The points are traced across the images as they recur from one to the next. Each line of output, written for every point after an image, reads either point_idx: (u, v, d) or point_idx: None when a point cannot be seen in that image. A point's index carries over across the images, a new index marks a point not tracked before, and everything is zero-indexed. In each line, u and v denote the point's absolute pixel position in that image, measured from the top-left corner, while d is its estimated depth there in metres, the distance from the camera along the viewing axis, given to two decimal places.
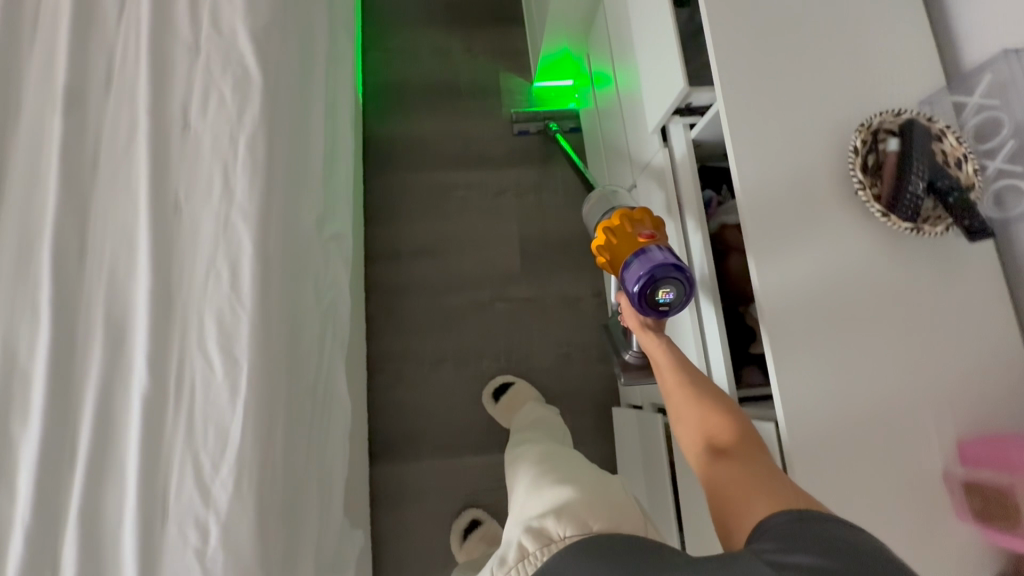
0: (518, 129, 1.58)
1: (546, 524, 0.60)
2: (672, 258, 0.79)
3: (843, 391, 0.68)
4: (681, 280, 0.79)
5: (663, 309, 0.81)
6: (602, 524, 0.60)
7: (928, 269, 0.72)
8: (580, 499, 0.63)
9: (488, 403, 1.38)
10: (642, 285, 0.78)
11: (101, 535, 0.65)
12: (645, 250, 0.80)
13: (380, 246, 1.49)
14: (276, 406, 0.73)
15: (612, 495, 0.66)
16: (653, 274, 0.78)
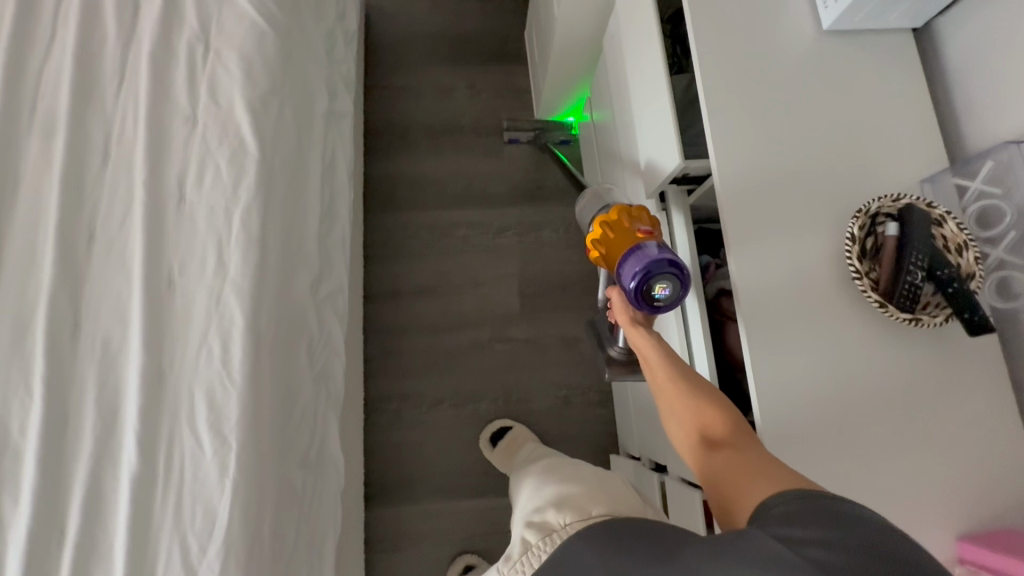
0: (509, 138, 1.59)
1: (548, 517, 0.64)
2: (670, 253, 0.70)
3: (837, 484, 0.67)
4: (680, 274, 0.70)
5: (659, 305, 0.72)
6: (600, 511, 0.64)
7: (926, 356, 0.71)
8: (578, 496, 0.68)
9: (485, 447, 1.38)
10: (638, 282, 0.69)
11: None
12: (640, 245, 0.71)
13: (379, 285, 1.49)
14: (264, 484, 0.73)
15: (608, 490, 0.71)
16: (649, 270, 0.69)
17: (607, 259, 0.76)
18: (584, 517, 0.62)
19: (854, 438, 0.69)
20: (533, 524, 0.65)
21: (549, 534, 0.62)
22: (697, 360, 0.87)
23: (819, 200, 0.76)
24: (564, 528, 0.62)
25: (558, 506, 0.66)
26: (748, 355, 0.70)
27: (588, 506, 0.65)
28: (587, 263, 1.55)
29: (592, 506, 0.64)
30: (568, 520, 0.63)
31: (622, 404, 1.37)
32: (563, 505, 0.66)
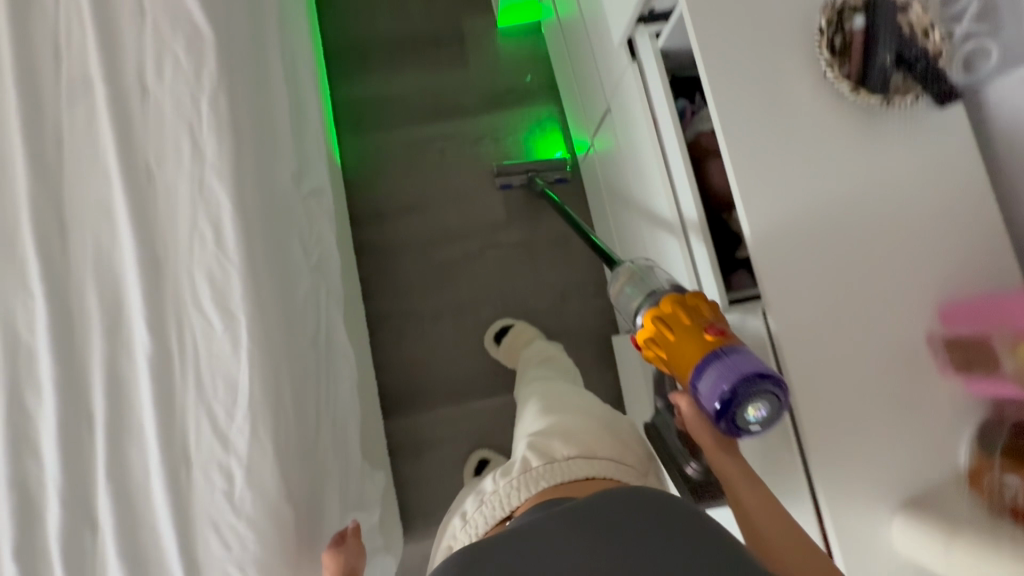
0: (501, 182, 1.49)
1: (551, 444, 0.73)
2: (756, 364, 0.64)
3: (822, 272, 0.70)
4: (778, 387, 0.64)
5: (752, 432, 0.67)
6: (602, 454, 0.73)
7: (907, 143, 0.72)
8: (585, 432, 0.76)
9: (490, 346, 1.42)
10: (727, 402, 0.63)
11: (132, 490, 0.69)
12: (720, 354, 0.66)
13: (363, 208, 1.48)
14: (279, 357, 0.75)
15: (612, 431, 0.79)
16: (740, 389, 0.63)
17: (674, 366, 0.70)
18: (586, 456, 0.71)
19: (839, 231, 0.71)
20: (536, 446, 0.73)
21: (550, 462, 0.70)
22: (682, 205, 0.92)
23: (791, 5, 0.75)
24: (566, 460, 0.70)
25: (563, 437, 0.74)
26: (727, 163, 0.72)
27: (591, 447, 0.73)
28: (567, 161, 1.55)
29: (597, 449, 0.74)
30: (571, 454, 0.71)
31: (619, 288, 1.39)
32: (568, 438, 0.74)
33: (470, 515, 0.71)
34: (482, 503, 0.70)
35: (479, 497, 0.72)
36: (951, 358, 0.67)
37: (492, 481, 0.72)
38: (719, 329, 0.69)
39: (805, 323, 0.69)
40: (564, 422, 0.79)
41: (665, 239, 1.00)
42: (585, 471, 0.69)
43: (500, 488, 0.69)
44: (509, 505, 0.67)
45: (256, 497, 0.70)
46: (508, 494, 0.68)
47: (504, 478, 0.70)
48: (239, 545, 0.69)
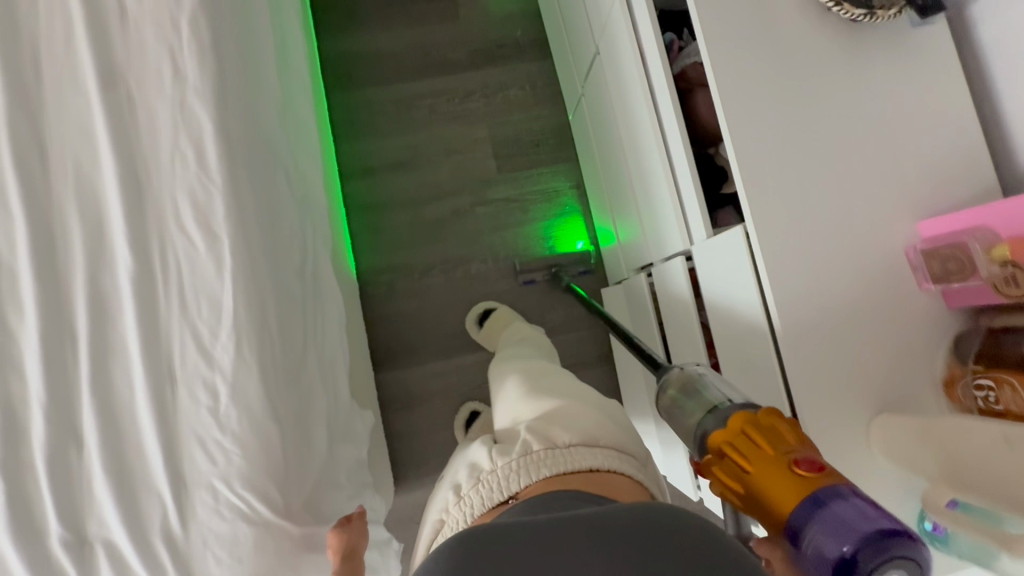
0: (524, 280, 1.45)
1: (552, 430, 0.71)
2: (875, 510, 0.46)
3: (805, 188, 0.70)
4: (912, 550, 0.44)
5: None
6: (604, 442, 0.70)
7: (889, 61, 0.72)
8: (586, 418, 0.73)
9: (472, 329, 1.39)
10: (840, 555, 0.44)
11: (116, 408, 0.69)
12: (826, 504, 0.47)
13: (352, 163, 1.47)
14: (263, 279, 0.75)
15: (613, 421, 0.76)
16: (867, 557, 0.44)
17: (754, 505, 0.52)
18: (588, 444, 0.69)
19: (822, 149, 0.71)
20: (537, 429, 0.71)
21: (553, 447, 0.68)
22: (667, 133, 0.90)
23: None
24: (567, 447, 0.68)
25: (563, 424, 0.72)
26: (710, 76, 0.72)
27: (594, 436, 0.71)
28: (558, 118, 1.55)
29: (599, 436, 0.71)
30: (574, 441, 0.69)
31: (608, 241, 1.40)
32: (568, 424, 0.72)
33: (465, 494, 0.67)
34: (478, 482, 0.67)
35: (475, 475, 0.68)
36: (929, 268, 0.67)
37: (489, 460, 0.69)
38: (817, 468, 0.50)
39: (788, 237, 0.69)
40: (562, 404, 0.76)
41: (651, 177, 0.98)
42: (588, 461, 0.67)
43: (500, 469, 0.67)
44: (508, 488, 0.65)
45: (242, 414, 0.70)
46: (508, 478, 0.65)
47: (502, 458, 0.68)
48: (225, 461, 0.69)
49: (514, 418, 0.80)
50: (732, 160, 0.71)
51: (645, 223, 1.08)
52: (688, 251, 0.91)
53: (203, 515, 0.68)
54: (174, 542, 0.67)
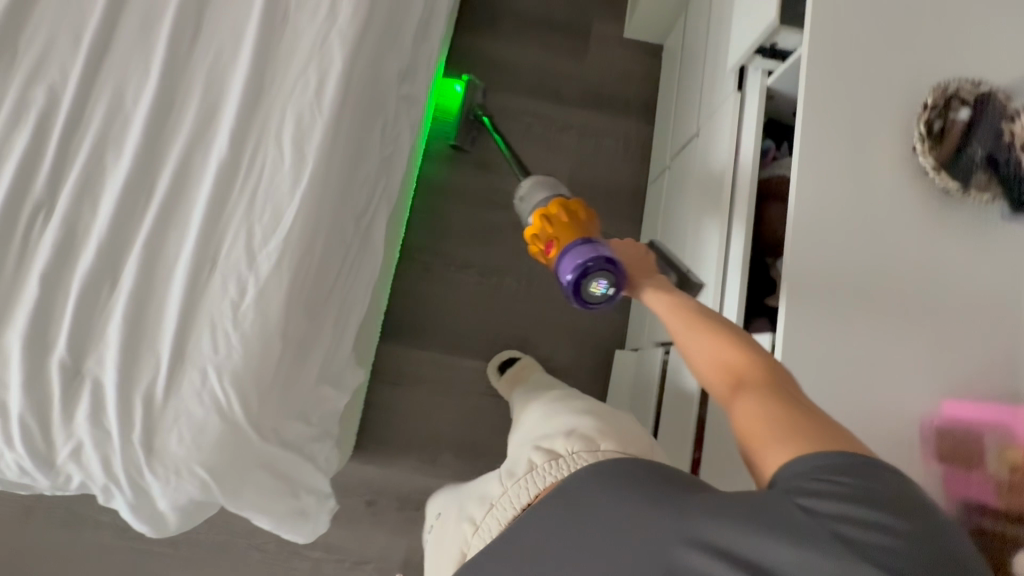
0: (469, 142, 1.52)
1: (555, 445, 0.73)
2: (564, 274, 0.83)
3: (845, 327, 0.71)
4: (615, 265, 0.81)
5: (597, 300, 0.84)
6: (607, 445, 0.71)
7: (966, 240, 0.74)
8: (590, 427, 0.75)
9: (493, 375, 1.37)
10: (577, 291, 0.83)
11: (156, 267, 0.74)
12: (580, 242, 0.84)
13: (438, 147, 1.56)
14: (324, 210, 0.80)
15: (618, 425, 0.78)
16: (588, 265, 0.80)
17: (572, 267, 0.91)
18: (590, 449, 0.71)
19: (874, 297, 0.72)
20: (541, 448, 0.74)
21: (555, 459, 0.70)
22: (733, 237, 0.94)
23: (906, 75, 0.78)
24: (570, 455, 0.70)
25: (567, 435, 0.74)
26: (791, 199, 0.73)
27: (595, 439, 0.72)
28: (637, 180, 1.60)
29: (601, 440, 0.72)
30: (576, 449, 0.71)
31: (655, 195, 1.48)
32: (570, 435, 0.74)
33: (479, 523, 0.73)
34: (492, 506, 0.72)
35: (488, 502, 0.74)
36: (938, 446, 0.68)
37: (499, 486, 0.74)
38: (588, 229, 0.89)
39: (814, 366, 0.69)
40: (566, 420, 0.79)
41: (704, 263, 1.02)
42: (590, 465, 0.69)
43: (508, 491, 0.71)
44: (519, 505, 0.69)
45: (258, 317, 0.74)
46: (517, 495, 0.69)
47: (512, 480, 0.72)
48: (226, 352, 0.73)
49: (524, 436, 0.84)
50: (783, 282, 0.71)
51: (699, 154, 1.16)
52: None
53: (185, 393, 0.71)
54: (151, 405, 0.71)
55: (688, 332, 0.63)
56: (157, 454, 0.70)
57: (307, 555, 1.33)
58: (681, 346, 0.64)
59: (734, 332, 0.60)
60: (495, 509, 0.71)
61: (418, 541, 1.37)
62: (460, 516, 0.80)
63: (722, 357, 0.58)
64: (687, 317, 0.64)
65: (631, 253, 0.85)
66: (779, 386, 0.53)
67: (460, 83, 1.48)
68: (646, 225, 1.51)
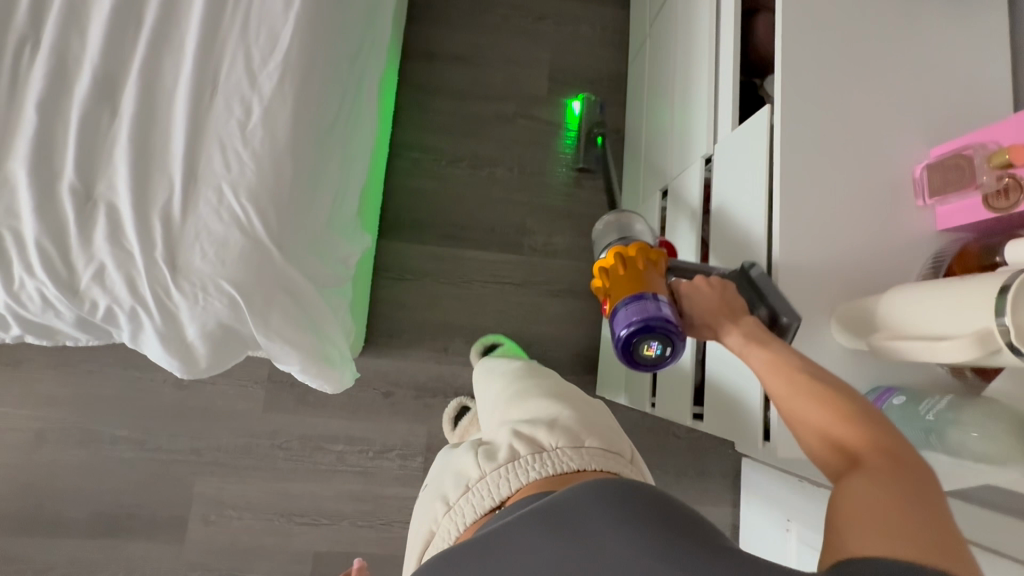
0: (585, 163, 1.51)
1: (537, 434, 0.66)
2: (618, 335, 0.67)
3: (828, 98, 0.76)
4: (671, 328, 0.65)
5: (649, 366, 0.69)
6: (591, 443, 0.65)
7: (936, 12, 0.80)
8: (573, 421, 0.68)
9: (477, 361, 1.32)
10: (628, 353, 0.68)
11: (156, 93, 0.73)
12: (630, 297, 0.69)
13: (416, 45, 1.53)
14: (319, 37, 0.80)
15: (598, 418, 0.72)
16: (633, 329, 0.66)
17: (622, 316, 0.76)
18: (574, 445, 0.64)
19: (853, 69, 0.78)
20: (521, 434, 0.66)
21: (539, 452, 0.63)
22: (720, 54, 0.96)
23: None
24: (554, 449, 0.63)
25: (549, 425, 0.67)
26: None
27: (580, 434, 0.66)
28: (617, 65, 1.60)
29: (586, 435, 0.66)
30: (559, 443, 0.64)
31: (636, 71, 1.49)
32: (552, 425, 0.67)
33: (454, 503, 0.63)
34: (467, 489, 0.63)
35: (464, 482, 0.64)
36: (928, 186, 0.74)
37: (475, 466, 0.64)
38: (649, 280, 0.71)
39: (806, 131, 0.75)
40: (547, 409, 0.72)
41: (693, 96, 1.04)
42: (575, 463, 0.62)
43: (487, 476, 0.62)
44: (498, 495, 0.61)
45: (266, 136, 0.74)
46: (495, 484, 0.61)
47: (490, 465, 0.63)
48: (238, 170, 0.73)
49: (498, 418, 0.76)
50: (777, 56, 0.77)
51: (678, 4, 1.18)
52: (709, 153, 0.97)
53: (203, 211, 0.71)
54: (170, 223, 0.71)
55: (794, 397, 0.55)
56: (182, 270, 0.71)
57: (330, 449, 1.36)
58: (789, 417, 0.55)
59: (842, 391, 0.53)
60: (470, 495, 0.62)
61: (437, 426, 1.40)
62: (433, 489, 0.69)
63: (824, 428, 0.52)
64: (791, 371, 0.57)
65: (713, 286, 0.69)
66: (906, 474, 0.44)
67: (575, 101, 1.56)
68: (630, 104, 1.53)
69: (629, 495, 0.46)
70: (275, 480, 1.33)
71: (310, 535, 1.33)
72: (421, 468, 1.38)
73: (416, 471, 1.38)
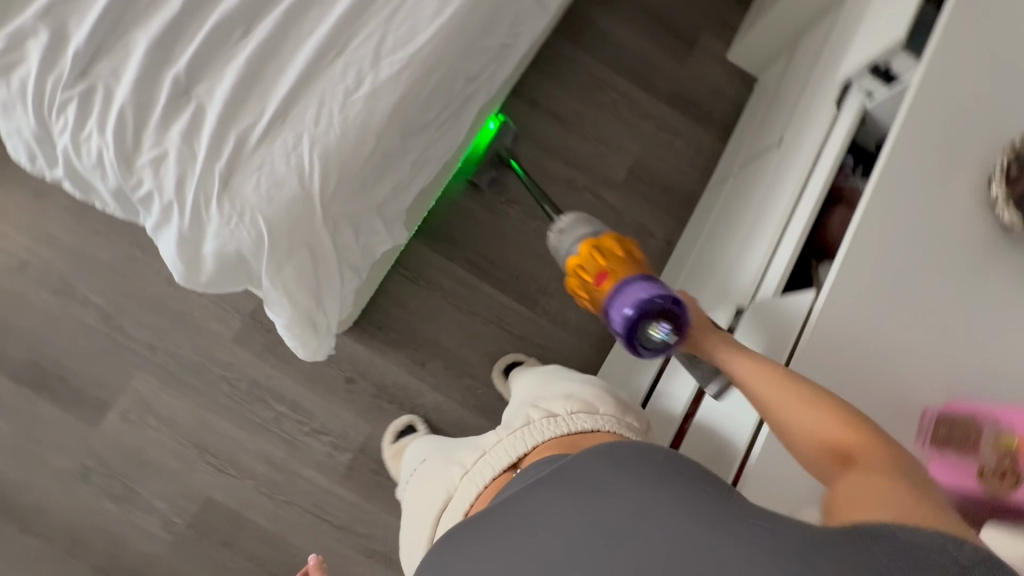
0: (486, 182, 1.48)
1: (552, 405, 0.78)
2: (624, 310, 0.78)
3: (870, 313, 0.78)
4: (682, 310, 0.77)
5: (654, 347, 0.79)
6: (602, 411, 0.77)
7: (996, 282, 0.83)
8: (586, 393, 0.80)
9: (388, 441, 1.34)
10: (631, 331, 0.78)
11: (289, 34, 0.77)
12: (637, 280, 0.80)
13: (526, 88, 1.61)
14: (449, 50, 0.85)
15: (610, 391, 0.84)
16: (649, 304, 0.76)
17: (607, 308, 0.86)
18: (586, 411, 0.76)
19: (902, 297, 0.79)
20: (538, 407, 0.78)
21: (551, 417, 0.75)
22: (790, 225, 0.99)
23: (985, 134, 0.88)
24: (568, 414, 0.75)
25: (565, 397, 0.79)
26: (870, 188, 0.81)
27: (592, 403, 0.78)
28: (693, 186, 1.66)
29: (597, 403, 0.78)
30: (573, 409, 0.76)
31: (709, 200, 1.54)
32: (567, 397, 0.79)
33: (472, 466, 0.75)
34: (485, 456, 0.74)
35: (480, 451, 0.76)
36: (933, 432, 0.74)
37: (493, 435, 0.76)
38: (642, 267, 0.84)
39: (838, 334, 0.77)
40: (562, 385, 0.84)
41: (751, 249, 1.07)
42: (585, 423, 0.74)
43: (504, 441, 0.74)
44: (514, 454, 0.72)
45: (363, 111, 0.78)
46: (513, 445, 0.73)
47: (508, 433, 0.75)
48: (324, 129, 0.76)
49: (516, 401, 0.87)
50: (841, 254, 0.79)
51: (771, 161, 1.23)
52: (742, 306, 0.98)
53: (276, 149, 0.75)
54: (244, 144, 0.74)
55: (787, 404, 0.64)
56: (231, 191, 0.74)
57: (272, 406, 1.33)
58: (778, 416, 0.64)
59: (822, 396, 0.62)
60: (488, 459, 0.73)
61: (380, 433, 1.37)
62: (448, 463, 0.80)
63: (814, 430, 0.61)
64: (781, 381, 0.66)
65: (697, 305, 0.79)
66: (891, 465, 0.54)
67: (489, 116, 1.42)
68: (690, 225, 1.57)
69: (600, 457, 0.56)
70: (207, 411, 1.31)
71: (212, 478, 1.29)
72: (346, 465, 1.35)
73: (339, 465, 1.34)
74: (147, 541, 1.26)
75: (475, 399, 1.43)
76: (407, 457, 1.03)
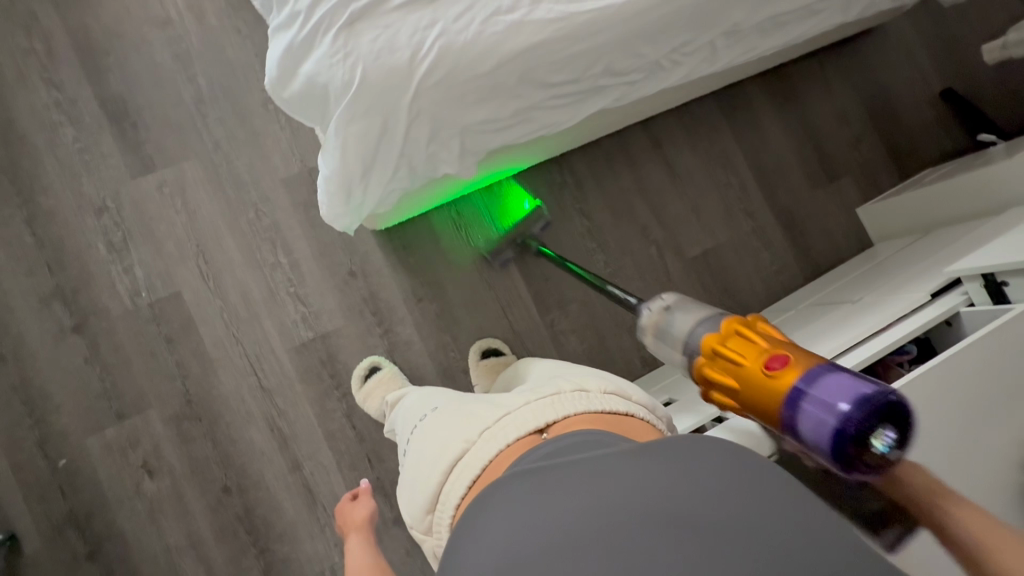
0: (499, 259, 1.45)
1: (583, 382, 0.72)
2: (844, 407, 0.52)
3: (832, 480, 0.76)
4: (900, 402, 0.53)
5: (869, 464, 0.55)
6: (635, 400, 0.72)
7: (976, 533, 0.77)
8: (617, 380, 0.75)
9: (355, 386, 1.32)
10: (844, 432, 0.52)
11: None
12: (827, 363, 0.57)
13: (658, 127, 1.58)
14: (603, 31, 0.86)
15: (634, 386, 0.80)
16: (876, 397, 0.52)
17: (765, 409, 0.59)
18: (620, 394, 0.71)
19: None
20: (565, 381, 0.72)
21: (582, 393, 0.69)
22: None
23: None
24: (603, 395, 0.70)
25: (596, 379, 0.74)
26: (902, 381, 0.80)
27: (624, 390, 0.73)
28: (754, 302, 1.59)
29: (630, 391, 0.73)
30: (607, 391, 0.71)
31: (759, 320, 1.48)
32: (599, 380, 0.73)
33: (492, 425, 0.68)
34: (506, 419, 0.68)
35: (500, 412, 0.69)
36: None
37: (518, 398, 0.70)
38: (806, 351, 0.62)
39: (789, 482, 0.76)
40: (591, 372, 0.78)
41: None
42: (620, 407, 0.69)
43: (530, 404, 0.68)
44: (542, 419, 0.66)
45: (499, 35, 0.80)
46: (539, 412, 0.67)
47: (536, 399, 0.69)
48: (459, 29, 0.79)
49: (537, 380, 0.82)
50: None
51: (840, 312, 1.17)
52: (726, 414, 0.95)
53: (409, 22, 0.78)
54: (386, 2, 0.78)
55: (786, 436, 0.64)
56: (352, 32, 0.78)
57: (276, 253, 1.37)
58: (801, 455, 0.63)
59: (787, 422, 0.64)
60: (510, 421, 0.67)
61: (348, 334, 1.38)
62: (458, 418, 0.73)
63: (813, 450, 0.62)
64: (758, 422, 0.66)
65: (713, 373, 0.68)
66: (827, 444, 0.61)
67: (528, 199, 1.43)
68: None
69: (702, 448, 0.51)
70: (224, 224, 1.37)
71: (192, 280, 1.34)
72: (303, 341, 1.37)
73: (298, 337, 1.36)
74: (110, 295, 1.32)
75: (443, 358, 1.42)
76: (409, 407, 0.94)
